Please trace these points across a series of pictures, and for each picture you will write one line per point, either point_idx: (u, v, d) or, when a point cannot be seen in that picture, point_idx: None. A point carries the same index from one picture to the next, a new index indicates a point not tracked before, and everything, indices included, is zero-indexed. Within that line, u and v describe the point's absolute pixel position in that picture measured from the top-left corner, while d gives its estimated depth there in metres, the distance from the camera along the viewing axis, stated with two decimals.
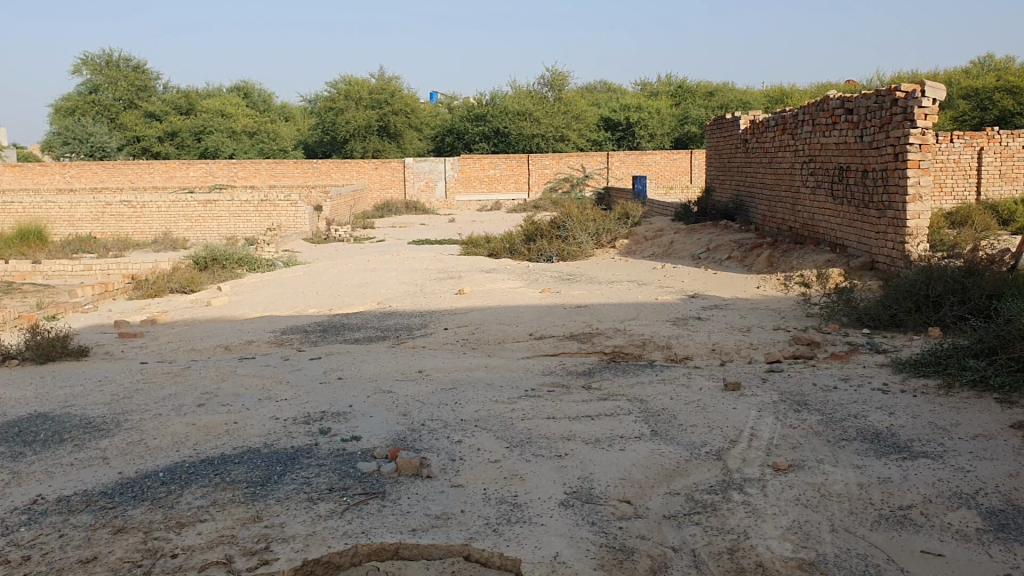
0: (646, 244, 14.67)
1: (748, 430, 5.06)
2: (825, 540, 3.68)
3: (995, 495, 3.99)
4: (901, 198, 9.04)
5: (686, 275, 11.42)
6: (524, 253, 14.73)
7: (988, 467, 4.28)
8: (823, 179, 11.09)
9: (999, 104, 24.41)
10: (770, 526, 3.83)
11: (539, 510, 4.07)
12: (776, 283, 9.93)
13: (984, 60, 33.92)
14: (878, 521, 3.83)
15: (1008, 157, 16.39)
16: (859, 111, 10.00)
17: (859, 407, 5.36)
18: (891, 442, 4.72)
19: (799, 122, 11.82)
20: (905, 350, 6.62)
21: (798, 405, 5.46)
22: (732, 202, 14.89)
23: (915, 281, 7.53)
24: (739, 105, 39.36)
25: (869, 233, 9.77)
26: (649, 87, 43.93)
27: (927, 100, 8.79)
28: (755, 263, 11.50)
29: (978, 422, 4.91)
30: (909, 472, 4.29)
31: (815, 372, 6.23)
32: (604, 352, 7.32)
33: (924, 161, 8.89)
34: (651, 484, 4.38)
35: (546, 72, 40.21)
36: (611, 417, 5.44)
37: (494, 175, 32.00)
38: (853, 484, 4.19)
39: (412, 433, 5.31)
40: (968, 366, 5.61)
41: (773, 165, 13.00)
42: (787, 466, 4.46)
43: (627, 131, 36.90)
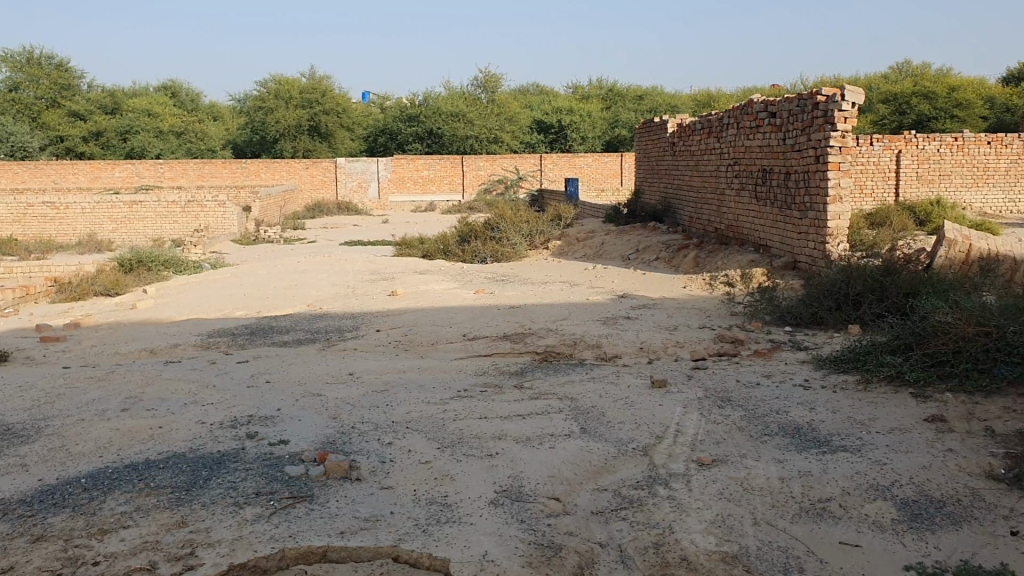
0: (578, 246, 14.76)
1: (673, 426, 5.15)
2: (747, 533, 3.77)
3: (909, 486, 4.12)
4: (821, 200, 9.26)
5: (616, 276, 11.55)
6: (458, 255, 14.62)
7: (903, 460, 4.42)
8: (747, 183, 11.29)
9: (916, 109, 25.24)
10: (695, 520, 3.90)
11: (468, 510, 4.09)
12: (702, 283, 10.10)
13: (902, 68, 35.03)
14: (798, 514, 3.93)
15: (924, 160, 16.95)
16: (782, 114, 10.19)
17: (781, 402, 5.50)
18: (811, 436, 4.84)
19: (724, 125, 12.01)
20: (825, 348, 6.81)
21: (722, 402, 5.58)
22: (661, 205, 15.12)
23: (835, 280, 7.71)
24: (668, 109, 39.94)
25: (791, 234, 10.00)
26: (581, 90, 44.29)
27: (847, 104, 9.02)
28: (682, 264, 11.69)
29: (894, 416, 5.07)
30: (828, 465, 4.40)
31: (738, 370, 6.35)
32: (536, 352, 7.35)
33: (844, 164, 9.10)
34: (580, 481, 4.43)
35: (479, 74, 40.29)
36: (541, 416, 5.48)
37: (428, 177, 31.88)
38: (774, 478, 4.29)
39: (341, 436, 5.28)
40: (885, 362, 5.83)
41: (699, 168, 13.22)
42: (711, 461, 4.55)
43: (560, 134, 37.17)
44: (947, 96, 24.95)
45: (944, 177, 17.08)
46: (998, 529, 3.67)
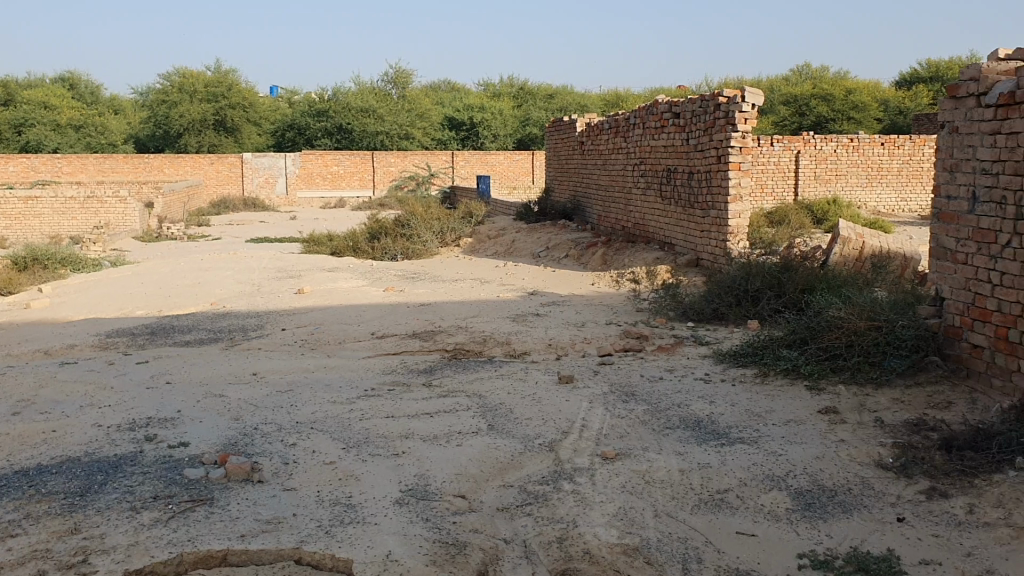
0: (488, 243, 14.80)
1: (579, 421, 5.21)
2: (648, 525, 3.84)
3: (803, 476, 4.26)
4: (722, 199, 9.48)
5: (525, 273, 11.62)
6: (368, 253, 14.45)
7: (797, 451, 4.57)
8: (653, 182, 11.48)
9: (815, 111, 26.05)
10: (597, 514, 3.96)
11: (372, 510, 4.06)
12: (609, 280, 10.24)
13: (802, 70, 36.10)
14: (697, 506, 4.01)
15: (821, 160, 17.50)
16: (685, 115, 10.39)
17: (683, 396, 5.61)
18: (711, 429, 4.96)
19: (631, 125, 12.18)
20: (726, 343, 6.98)
21: (626, 396, 5.66)
22: (570, 203, 15.27)
23: (735, 277, 7.91)
24: (577, 108, 40.34)
25: (694, 232, 10.21)
26: (492, 87, 44.37)
27: (747, 105, 9.24)
28: (590, 261, 11.83)
29: (790, 408, 5.23)
30: (726, 457, 4.52)
31: (642, 365, 6.46)
32: (445, 350, 7.33)
33: (744, 164, 9.33)
34: (486, 478, 4.44)
35: (390, 70, 39.99)
36: (449, 414, 5.48)
37: (338, 172, 31.47)
38: (675, 471, 4.38)
39: (244, 438, 5.18)
40: (781, 356, 6.01)
41: (607, 166, 13.38)
42: (614, 455, 4.62)
43: (471, 131, 37.19)
44: (844, 98, 25.79)
45: (840, 176, 17.67)
46: (886, 516, 3.82)
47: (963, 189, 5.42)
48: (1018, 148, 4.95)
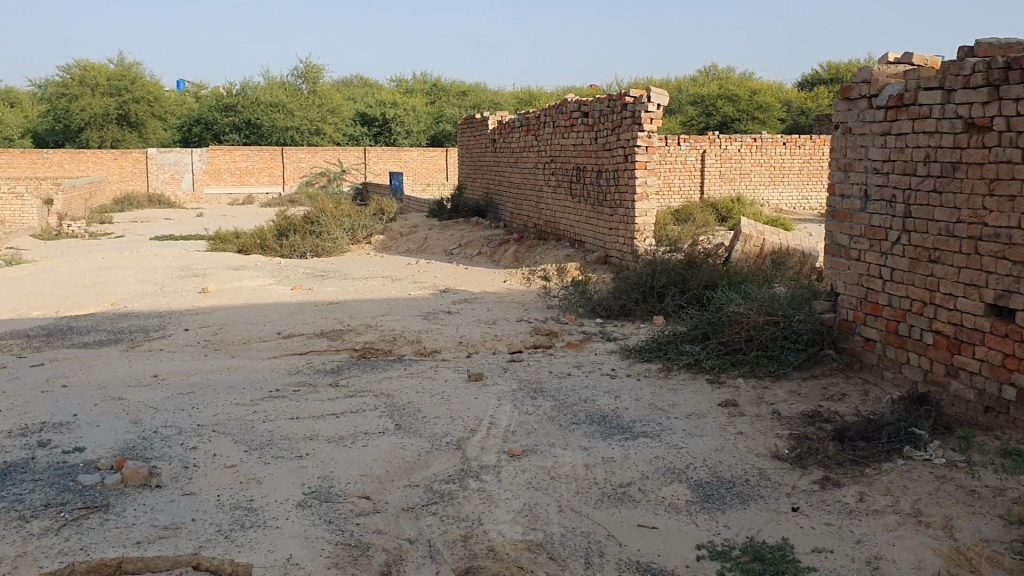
0: (400, 240, 14.71)
1: (486, 418, 5.21)
2: (552, 521, 3.87)
3: (703, 468, 4.35)
4: (630, 198, 9.61)
5: (437, 270, 11.58)
6: (275, 250, 14.09)
7: (697, 443, 4.66)
8: (563, 179, 11.56)
9: (721, 111, 26.60)
10: (502, 511, 3.97)
11: (274, 513, 3.99)
12: (520, 277, 10.28)
13: (709, 71, 36.84)
14: (601, 500, 4.06)
15: (726, 159, 17.89)
16: (594, 114, 10.49)
17: (589, 391, 5.67)
18: (616, 424, 5.02)
19: (541, 123, 12.24)
20: (633, 338, 7.08)
21: (534, 393, 5.70)
22: (482, 200, 15.28)
23: (642, 274, 8.03)
24: (490, 105, 40.38)
25: (603, 229, 10.33)
26: (404, 83, 44.09)
27: (653, 105, 9.37)
28: (502, 259, 11.87)
29: (692, 402, 5.33)
30: (630, 451, 4.58)
31: (551, 361, 6.51)
32: (353, 349, 7.25)
33: (650, 163, 9.48)
34: (391, 478, 4.40)
35: (300, 64, 39.39)
36: (355, 414, 5.42)
37: (247, 168, 30.74)
38: (579, 466, 4.42)
39: (142, 442, 5.03)
40: (685, 351, 6.13)
41: (518, 164, 13.43)
42: (521, 451, 4.64)
43: (383, 127, 36.91)
44: (748, 99, 26.42)
45: (744, 176, 18.09)
46: (781, 506, 3.92)
47: (856, 188, 5.61)
48: (906, 148, 5.14)
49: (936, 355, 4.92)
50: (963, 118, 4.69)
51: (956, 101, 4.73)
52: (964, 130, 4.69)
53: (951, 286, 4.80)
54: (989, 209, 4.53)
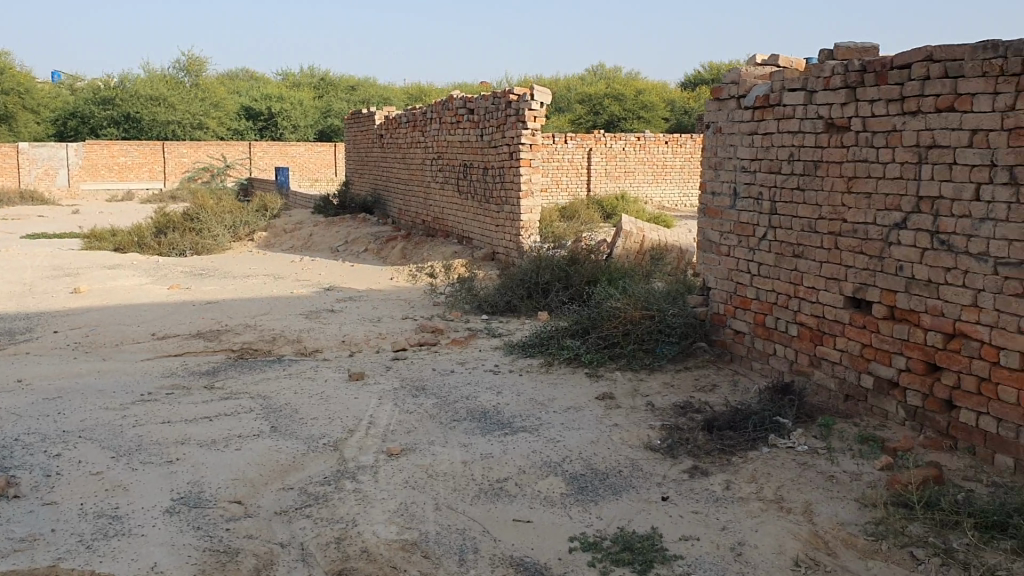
0: (285, 238, 14.43)
1: (365, 418, 5.16)
2: (427, 519, 3.85)
3: (578, 461, 4.41)
4: (515, 195, 9.67)
5: (322, 268, 11.41)
6: (152, 248, 13.62)
7: (574, 437, 4.73)
8: (450, 176, 11.54)
9: (608, 110, 27.00)
10: (377, 511, 3.93)
11: (140, 521, 3.86)
12: (407, 274, 10.22)
13: (597, 70, 37.38)
14: (477, 496, 4.07)
15: (612, 157, 18.18)
16: (479, 111, 10.50)
17: (470, 388, 5.68)
18: (495, 420, 5.04)
19: (427, 120, 12.19)
20: (517, 334, 7.13)
21: (415, 391, 5.67)
22: (369, 196, 15.13)
23: (526, 271, 8.09)
24: (379, 101, 39.99)
25: (489, 226, 10.37)
26: (291, 77, 43.24)
27: (536, 103, 9.41)
28: (389, 256, 11.79)
29: (571, 396, 5.40)
30: (507, 446, 4.61)
31: (434, 358, 6.49)
32: (231, 349, 7.07)
33: (534, 160, 9.55)
34: (264, 481, 4.32)
35: (182, 57, 38.19)
36: (230, 416, 5.29)
37: (126, 163, 29.74)
38: (457, 463, 4.43)
39: (1, 451, 4.80)
40: (566, 346, 6.22)
41: (405, 161, 13.35)
42: (399, 450, 4.61)
43: (270, 121, 36.14)
44: (634, 98, 26.94)
45: (629, 174, 18.45)
46: (652, 496, 4.01)
47: (726, 186, 5.78)
48: (771, 147, 5.32)
49: (801, 345, 5.16)
50: (823, 118, 4.88)
51: (816, 102, 4.93)
52: (824, 130, 4.89)
53: (813, 280, 5.01)
54: (847, 206, 4.73)
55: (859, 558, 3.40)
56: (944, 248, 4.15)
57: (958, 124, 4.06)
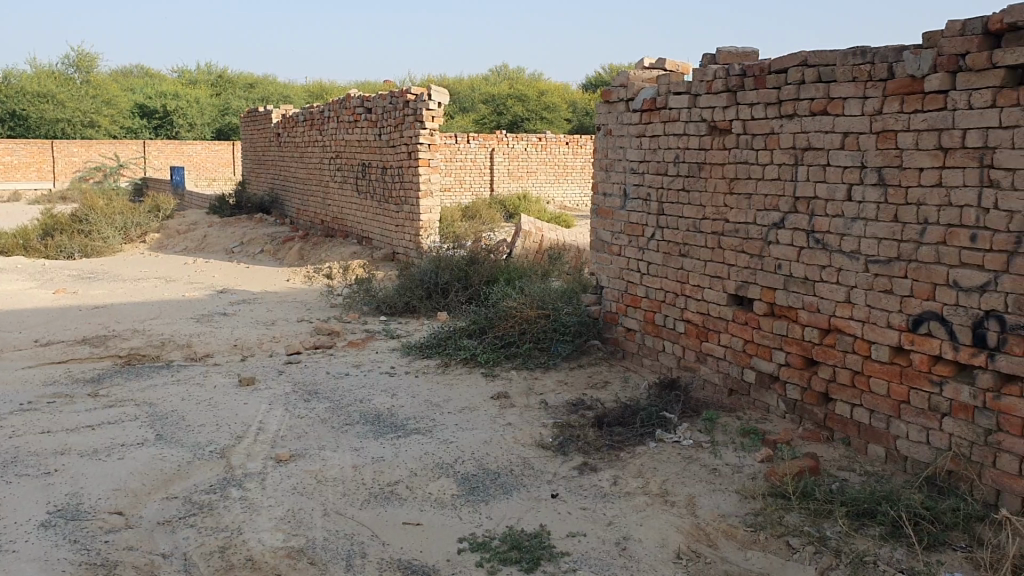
0: (179, 239, 14.06)
1: (255, 424, 5.07)
2: (315, 525, 3.81)
3: (470, 462, 4.42)
4: (414, 195, 9.64)
5: (217, 270, 11.16)
6: (38, 250, 13.10)
7: (466, 437, 4.74)
8: (348, 176, 11.42)
9: (512, 111, 27.12)
10: (264, 518, 3.87)
11: (12, 536, 3.71)
12: (304, 275, 10.08)
13: (500, 70, 37.53)
14: (367, 500, 4.04)
15: (514, 157, 18.27)
16: (377, 110, 10.42)
17: (364, 391, 5.64)
18: (388, 422, 5.02)
19: (325, 118, 12.04)
20: (415, 335, 7.11)
21: (308, 395, 5.60)
22: (267, 196, 14.87)
23: (425, 271, 8.06)
24: (280, 99, 39.33)
25: (388, 226, 10.32)
26: (187, 74, 42.15)
27: (434, 103, 9.36)
28: (286, 256, 11.61)
29: (466, 396, 5.41)
30: (399, 449, 4.60)
31: (329, 361, 6.42)
32: (118, 355, 6.86)
33: (433, 160, 9.53)
34: (147, 491, 4.20)
35: (71, 52, 36.81)
36: (114, 425, 5.13)
37: (12, 163, 28.50)
38: (347, 467, 4.39)
39: None
40: (463, 346, 6.23)
41: (303, 160, 13.16)
42: (288, 456, 4.54)
43: (165, 119, 35.14)
44: (537, 99, 27.14)
45: (531, 174, 18.58)
46: (542, 494, 4.05)
47: (616, 187, 5.88)
48: (658, 149, 5.44)
49: (688, 342, 5.30)
50: (707, 121, 5.01)
51: (700, 105, 5.05)
52: (707, 132, 5.02)
53: (699, 279, 5.14)
54: (729, 206, 4.86)
55: (738, 549, 3.50)
56: (819, 246, 4.31)
57: (830, 127, 4.21)
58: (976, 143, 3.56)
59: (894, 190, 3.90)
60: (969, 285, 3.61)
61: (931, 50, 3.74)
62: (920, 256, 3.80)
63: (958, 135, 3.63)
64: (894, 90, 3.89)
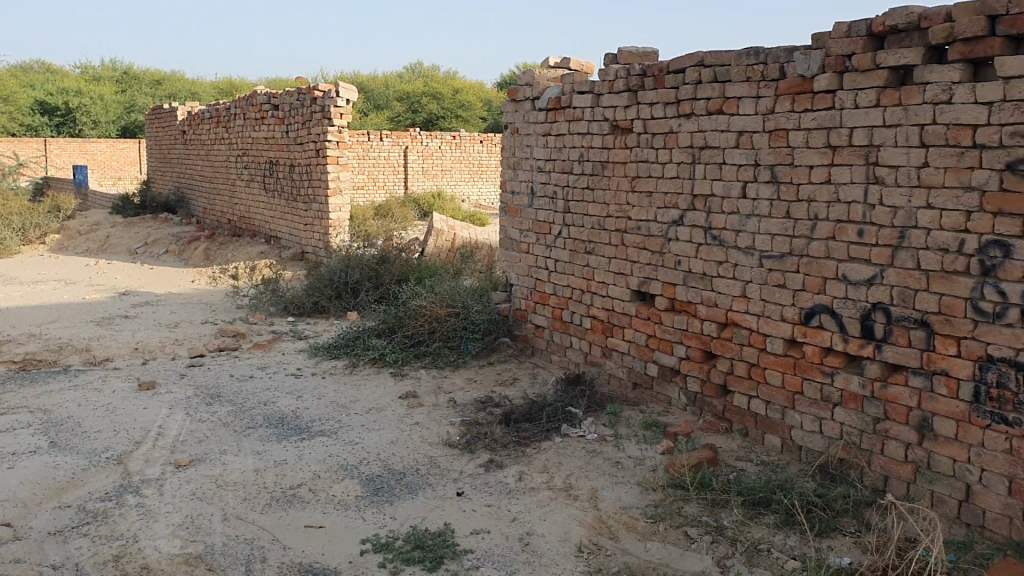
0: (80, 239, 13.63)
1: (155, 429, 4.95)
2: (214, 530, 3.74)
3: (375, 463, 4.39)
4: (322, 193, 9.53)
5: (119, 271, 10.86)
6: None
7: (372, 438, 4.71)
8: (256, 174, 11.23)
9: (426, 109, 27.04)
10: (161, 525, 3.78)
11: None
12: (210, 276, 9.88)
13: (415, 68, 37.37)
14: (268, 504, 3.98)
15: (428, 155, 18.20)
16: (284, 107, 10.26)
17: (269, 393, 5.55)
18: (293, 425, 4.95)
19: (231, 115, 11.80)
20: (323, 336, 7.03)
21: (211, 398, 5.49)
22: (173, 195, 14.51)
23: (334, 270, 7.97)
24: (189, 96, 38.44)
25: (297, 225, 10.19)
26: (90, 70, 40.86)
27: (343, 100, 9.27)
28: (192, 257, 11.36)
29: (373, 397, 5.38)
30: (303, 451, 4.54)
31: (234, 363, 6.30)
32: (11, 361, 6.60)
33: (342, 158, 9.44)
34: (39, 500, 4.06)
35: None
36: (5, 433, 4.95)
37: None
38: (249, 471, 4.32)
39: None
40: (372, 346, 6.19)
41: (209, 158, 12.89)
42: (188, 461, 4.45)
43: (68, 116, 34.00)
44: (451, 98, 27.12)
45: (445, 172, 18.57)
46: (447, 492, 4.05)
47: (524, 185, 5.91)
48: (563, 148, 5.49)
49: (594, 338, 5.36)
50: (609, 120, 5.08)
51: (603, 104, 5.11)
52: (610, 131, 5.09)
53: (604, 275, 5.21)
54: (632, 204, 4.93)
55: (639, 540, 3.55)
56: (716, 243, 4.40)
57: (726, 126, 4.30)
58: (861, 141, 3.68)
59: (786, 187, 4.01)
60: (857, 279, 3.73)
61: (819, 50, 3.85)
62: (811, 251, 3.92)
63: (845, 133, 3.74)
64: (786, 90, 3.99)
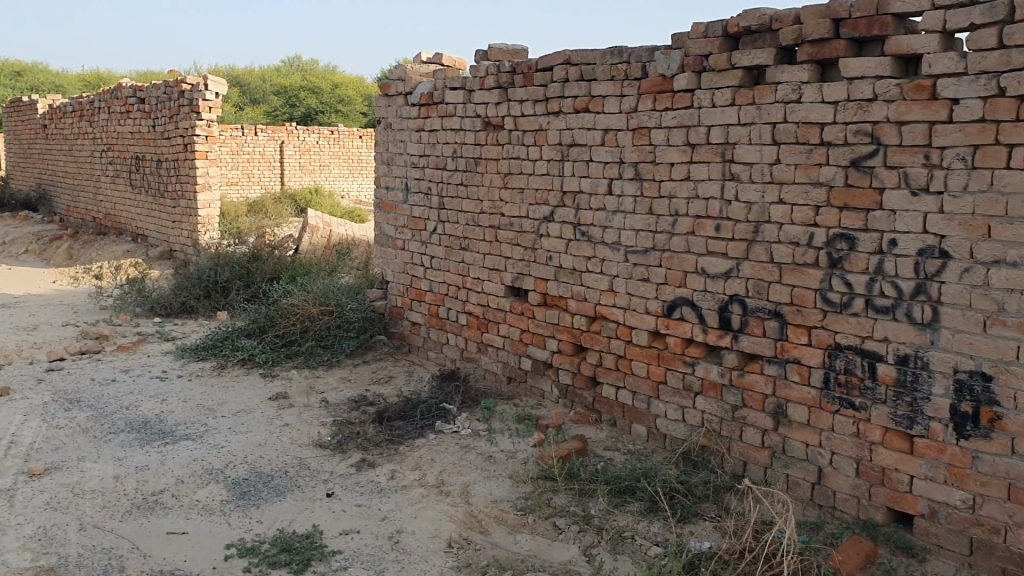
0: None
1: (6, 437, 4.71)
2: (69, 541, 3.58)
3: (242, 466, 4.29)
4: (191, 188, 9.25)
5: None
6: None
7: (240, 440, 4.61)
8: (121, 170, 10.82)
9: (304, 103, 26.56)
10: (11, 538, 3.60)
11: None
12: (72, 276, 9.46)
13: (293, 61, 36.68)
14: (128, 512, 3.84)
15: (305, 150, 17.89)
16: (150, 100, 9.92)
17: (132, 397, 5.36)
18: (156, 429, 4.79)
19: (94, 108, 11.34)
20: (191, 337, 6.83)
21: (69, 403, 5.26)
22: (34, 191, 13.83)
23: (203, 269, 7.76)
24: (52, 88, 36.68)
25: (165, 222, 9.87)
26: None
27: (211, 93, 9.06)
28: (53, 256, 10.87)
29: (242, 398, 5.25)
30: (166, 456, 4.41)
31: (95, 367, 6.05)
32: None
33: (210, 152, 9.20)
34: None
35: None
36: None
37: None
38: (108, 478, 4.16)
39: None
40: (241, 347, 6.05)
41: (71, 153, 12.34)
42: (42, 470, 4.25)
43: None
44: (330, 92, 26.73)
45: (323, 167, 18.32)
46: (317, 493, 4.00)
47: (398, 181, 5.87)
48: (436, 144, 5.48)
49: (469, 334, 5.38)
50: (481, 117, 5.09)
51: (474, 101, 5.13)
52: (482, 128, 5.11)
53: (478, 271, 5.23)
54: (504, 200, 4.97)
55: (508, 533, 3.58)
56: (585, 238, 4.47)
57: (592, 124, 4.38)
58: (718, 139, 3.80)
59: (649, 184, 4.11)
60: (716, 272, 3.85)
61: (679, 50, 3.95)
62: (672, 246, 4.02)
63: (703, 132, 3.85)
64: (648, 89, 4.08)
